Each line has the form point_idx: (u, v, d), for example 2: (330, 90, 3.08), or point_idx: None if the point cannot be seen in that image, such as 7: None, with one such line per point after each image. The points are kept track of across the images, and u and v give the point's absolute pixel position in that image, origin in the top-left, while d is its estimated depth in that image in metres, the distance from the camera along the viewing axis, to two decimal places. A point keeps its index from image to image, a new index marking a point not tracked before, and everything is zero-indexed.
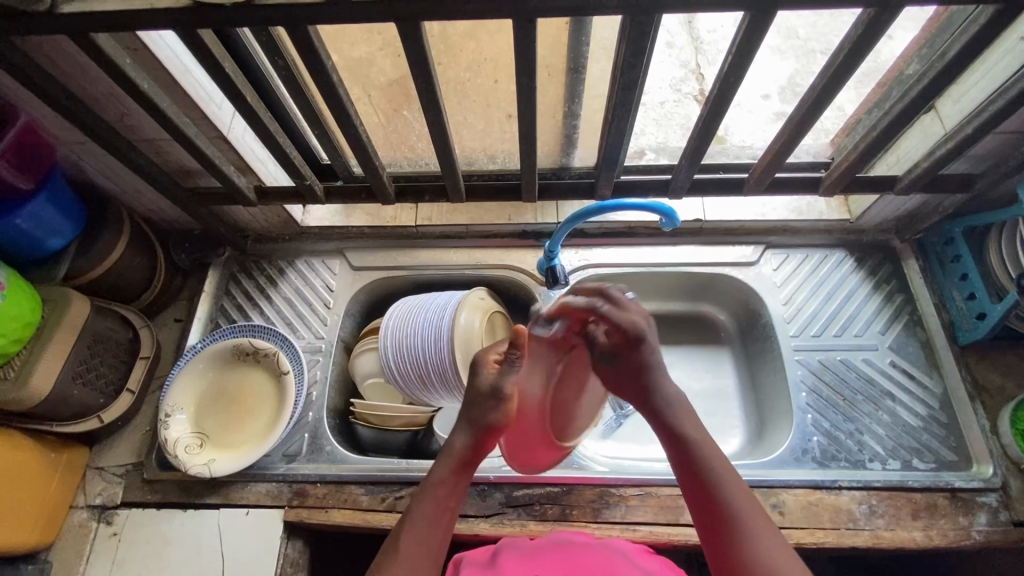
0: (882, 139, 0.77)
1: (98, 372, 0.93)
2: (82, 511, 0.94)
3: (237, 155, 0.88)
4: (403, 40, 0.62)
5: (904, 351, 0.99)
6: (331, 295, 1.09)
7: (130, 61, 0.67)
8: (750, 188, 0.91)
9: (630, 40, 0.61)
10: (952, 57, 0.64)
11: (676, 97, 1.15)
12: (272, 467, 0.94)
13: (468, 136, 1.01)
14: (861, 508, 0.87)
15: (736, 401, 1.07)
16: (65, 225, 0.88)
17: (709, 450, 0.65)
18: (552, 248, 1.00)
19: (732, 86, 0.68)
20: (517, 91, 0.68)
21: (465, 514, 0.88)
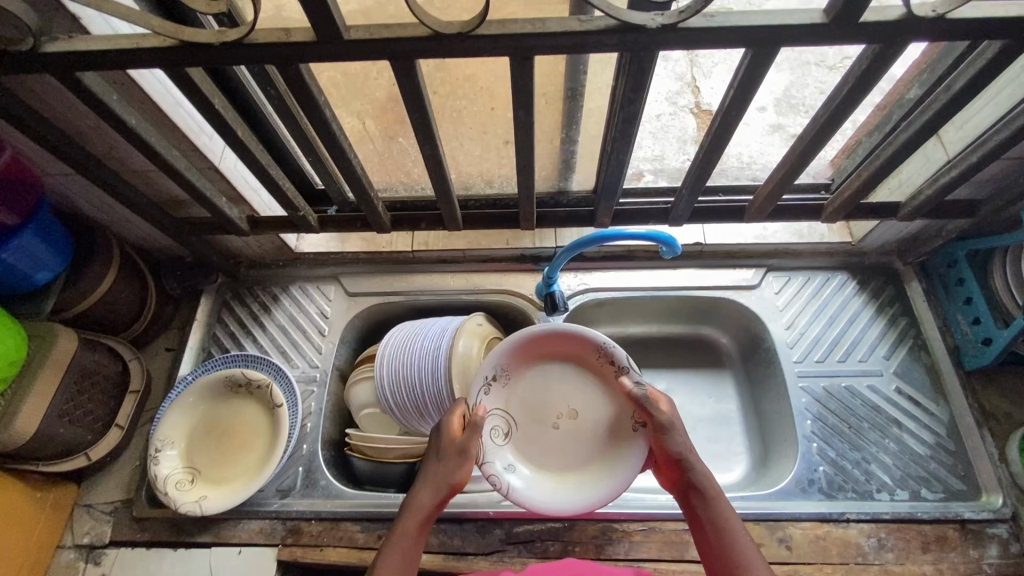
0: (886, 167, 0.76)
1: (84, 409, 0.90)
2: (70, 551, 0.91)
3: (229, 185, 0.87)
4: (398, 77, 0.60)
5: (909, 376, 0.97)
6: (326, 321, 1.07)
7: (117, 98, 0.65)
8: (751, 215, 0.90)
9: (631, 76, 0.60)
10: (957, 90, 0.63)
11: (672, 110, 1.12)
12: (266, 503, 0.91)
13: (464, 161, 1.00)
14: (871, 541, 0.85)
15: (740, 427, 1.05)
16: (54, 259, 0.85)
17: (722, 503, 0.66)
18: (552, 274, 0.98)
19: (734, 119, 0.67)
20: (515, 124, 0.67)
21: (465, 551, 0.86)
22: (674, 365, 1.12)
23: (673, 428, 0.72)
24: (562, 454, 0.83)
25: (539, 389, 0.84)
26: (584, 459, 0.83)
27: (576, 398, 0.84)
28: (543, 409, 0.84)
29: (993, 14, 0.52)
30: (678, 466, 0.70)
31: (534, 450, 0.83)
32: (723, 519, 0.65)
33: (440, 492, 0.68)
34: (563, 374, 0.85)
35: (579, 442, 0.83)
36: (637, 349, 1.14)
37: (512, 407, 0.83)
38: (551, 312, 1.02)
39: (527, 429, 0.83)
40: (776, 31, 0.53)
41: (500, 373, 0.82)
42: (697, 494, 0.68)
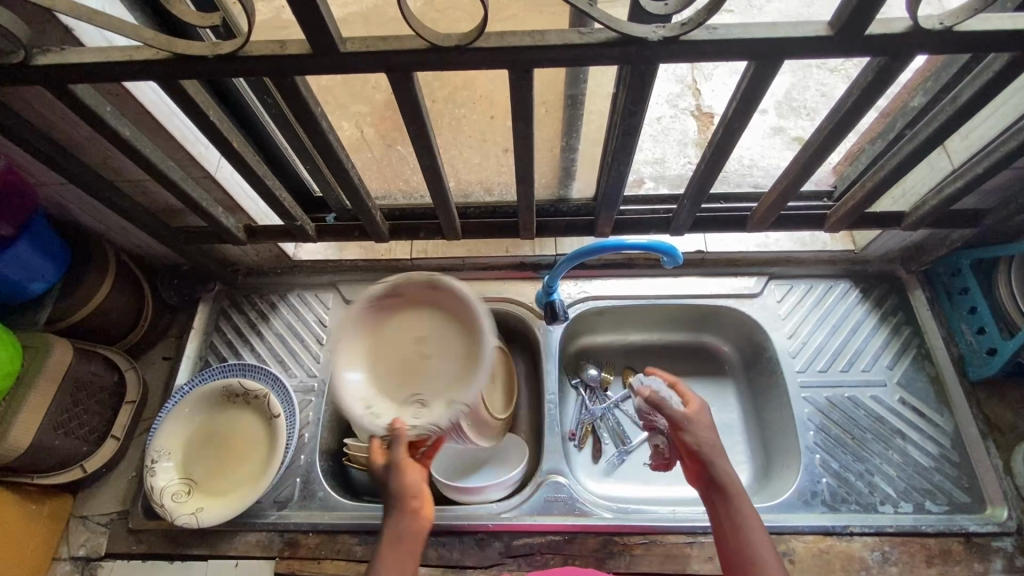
0: (890, 178, 0.75)
1: (80, 421, 0.89)
2: (65, 564, 0.90)
3: (226, 194, 0.86)
4: (395, 90, 0.60)
5: (913, 386, 0.96)
6: (324, 330, 1.06)
7: (111, 110, 0.64)
8: (754, 225, 0.89)
9: (632, 88, 0.59)
10: (964, 102, 0.62)
11: (673, 113, 1.10)
12: (264, 515, 0.91)
13: (463, 170, 0.98)
14: (874, 555, 0.84)
15: (742, 437, 1.03)
16: (49, 269, 0.85)
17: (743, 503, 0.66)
18: (552, 283, 0.97)
19: (737, 131, 0.66)
20: (514, 135, 0.66)
21: (464, 565, 0.86)
22: (675, 373, 1.11)
23: (694, 423, 0.72)
24: (460, 348, 0.76)
25: (391, 352, 0.77)
26: (447, 347, 0.76)
27: (411, 321, 0.78)
28: (408, 362, 0.76)
29: (1002, 27, 0.51)
30: (699, 463, 0.69)
31: (443, 381, 0.75)
32: (744, 520, 0.65)
33: (405, 508, 0.66)
34: (352, 362, 0.75)
35: (448, 343, 0.77)
36: (639, 358, 1.12)
37: (400, 392, 0.75)
38: (551, 322, 1.00)
39: (422, 387, 0.75)
40: (781, 44, 0.52)
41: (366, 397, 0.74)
42: (719, 493, 0.67)
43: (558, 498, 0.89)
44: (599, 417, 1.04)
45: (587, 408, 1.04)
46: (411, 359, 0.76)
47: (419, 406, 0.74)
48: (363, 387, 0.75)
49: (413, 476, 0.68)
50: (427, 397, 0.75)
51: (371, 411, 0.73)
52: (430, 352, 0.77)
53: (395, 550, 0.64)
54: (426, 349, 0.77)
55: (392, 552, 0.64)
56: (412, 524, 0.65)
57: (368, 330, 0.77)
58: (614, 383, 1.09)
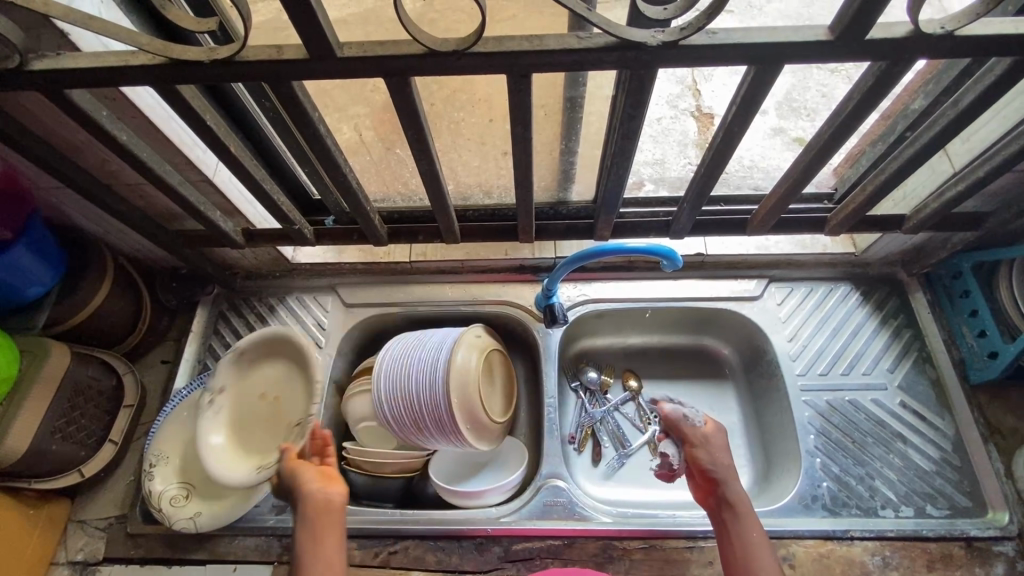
0: (891, 182, 0.75)
1: (78, 425, 0.89)
2: (63, 568, 0.90)
3: (223, 198, 0.86)
4: (393, 94, 0.59)
5: (913, 389, 0.96)
6: (323, 333, 1.05)
7: (108, 114, 0.64)
8: (754, 228, 0.89)
9: (631, 92, 0.58)
10: (965, 105, 0.62)
11: (673, 114, 1.09)
12: (262, 519, 0.90)
13: (463, 174, 0.98)
14: (875, 559, 0.84)
15: (742, 441, 1.03)
16: (46, 273, 0.85)
17: (750, 519, 0.74)
18: (551, 286, 0.97)
19: (736, 135, 0.65)
20: (512, 140, 0.66)
21: (463, 569, 0.86)
22: (675, 376, 1.10)
23: (709, 444, 0.79)
24: (295, 370, 0.96)
25: (255, 424, 0.92)
26: (261, 380, 0.96)
27: (241, 398, 0.93)
28: (252, 424, 0.92)
29: (1003, 31, 0.51)
30: (710, 481, 0.77)
31: (286, 403, 0.95)
32: (750, 534, 0.73)
33: (308, 494, 0.77)
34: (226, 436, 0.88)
35: (256, 386, 0.95)
36: (639, 360, 1.12)
37: (284, 433, 0.92)
38: (550, 325, 1.00)
39: (283, 415, 0.94)
40: (780, 48, 0.52)
41: (223, 465, 0.85)
42: (729, 509, 0.75)
43: (558, 502, 0.89)
44: (598, 420, 1.04)
45: (587, 411, 1.04)
46: (260, 415, 0.93)
47: (299, 427, 0.90)
48: (225, 452, 0.86)
49: (307, 471, 0.79)
50: (298, 419, 0.92)
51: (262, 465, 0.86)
52: (289, 396, 0.95)
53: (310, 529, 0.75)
54: (265, 405, 0.94)
55: (308, 533, 0.75)
56: (315, 504, 0.76)
57: (229, 406, 0.91)
58: (614, 386, 1.09)
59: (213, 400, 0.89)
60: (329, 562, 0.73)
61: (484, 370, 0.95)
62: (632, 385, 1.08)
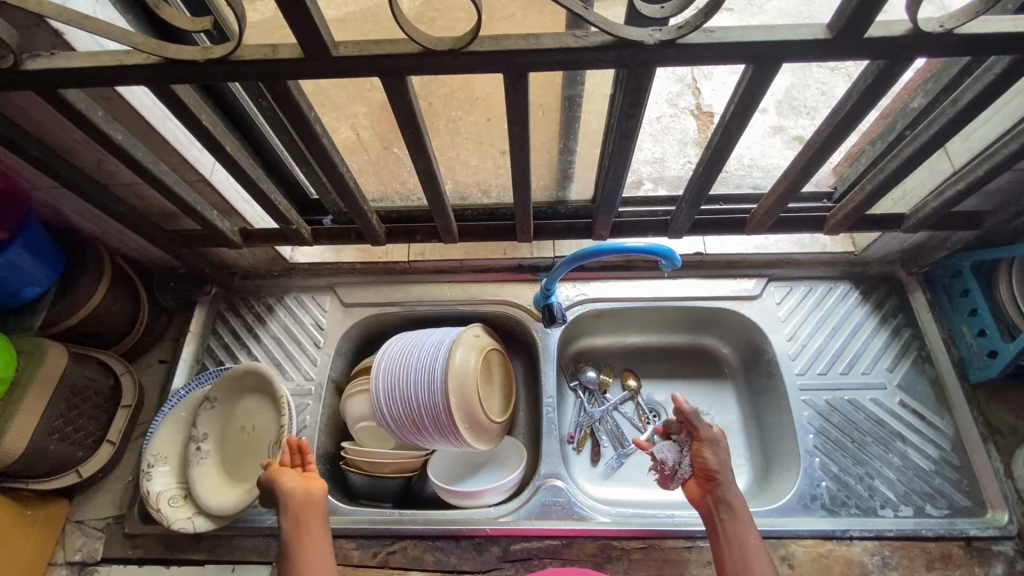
0: (890, 181, 0.74)
1: (75, 425, 0.89)
2: (61, 569, 0.90)
3: (220, 198, 0.86)
4: (390, 94, 0.59)
5: (913, 389, 0.96)
6: (321, 333, 1.05)
7: (103, 114, 0.64)
8: (752, 227, 0.88)
9: (628, 91, 0.58)
10: (965, 104, 0.61)
11: (672, 112, 1.08)
12: (260, 519, 0.90)
13: (461, 172, 0.98)
14: (874, 559, 0.83)
15: (741, 440, 1.03)
16: (43, 273, 0.84)
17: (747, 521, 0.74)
18: (549, 286, 0.97)
19: (734, 134, 0.65)
20: (509, 139, 0.65)
21: (461, 570, 0.85)
22: (675, 375, 1.10)
23: (719, 444, 0.78)
24: (258, 397, 0.95)
25: (243, 461, 0.92)
26: (235, 417, 0.95)
27: (225, 442, 0.94)
28: (242, 458, 0.92)
29: (1003, 29, 0.50)
30: (712, 481, 0.76)
31: (262, 430, 0.94)
32: (746, 536, 0.73)
33: (292, 495, 0.78)
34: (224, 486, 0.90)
35: (232, 427, 0.95)
36: (638, 360, 1.12)
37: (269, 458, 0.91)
38: (548, 325, 0.99)
39: (263, 443, 0.93)
40: (778, 46, 0.52)
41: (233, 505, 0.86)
42: (727, 510, 0.75)
43: (556, 502, 0.89)
44: (597, 420, 1.04)
45: (585, 410, 1.04)
46: (247, 447, 0.93)
47: (275, 445, 0.89)
48: (225, 497, 0.88)
49: (289, 474, 0.80)
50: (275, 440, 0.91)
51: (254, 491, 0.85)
52: (265, 424, 0.94)
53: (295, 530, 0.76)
54: (249, 438, 0.94)
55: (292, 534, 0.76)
56: (300, 504, 0.78)
57: (212, 450, 0.92)
58: (613, 385, 1.09)
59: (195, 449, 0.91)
60: (315, 557, 0.74)
61: (484, 370, 0.95)
62: (632, 385, 1.08)
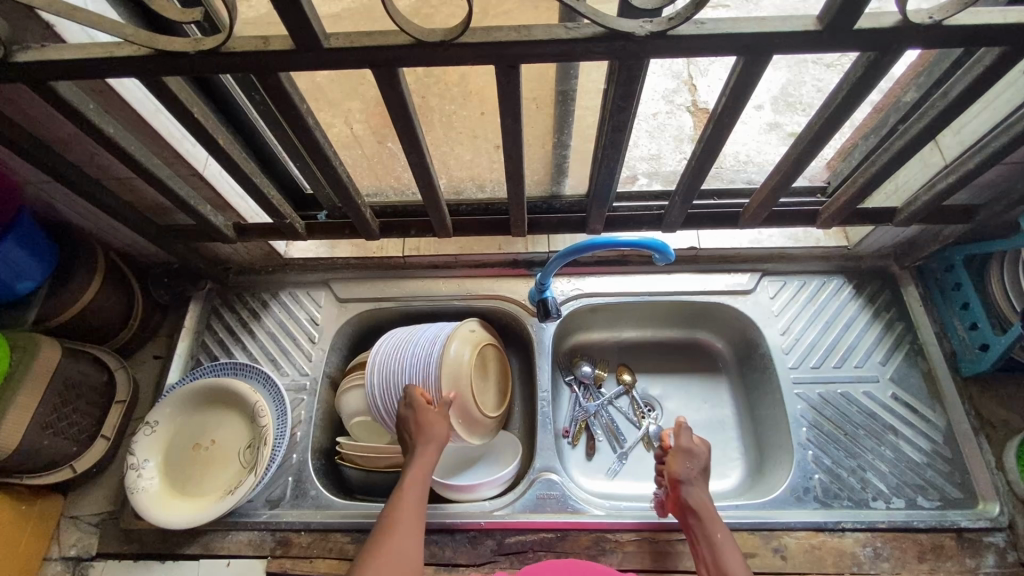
0: (883, 173, 0.75)
1: (70, 421, 0.89)
2: (56, 564, 0.90)
3: (213, 191, 0.85)
4: (381, 86, 0.59)
5: (905, 382, 0.96)
6: (316, 328, 1.05)
7: (94, 107, 0.63)
8: (746, 222, 0.89)
9: (621, 83, 0.58)
10: (954, 97, 0.62)
11: (669, 108, 1.09)
12: (255, 514, 0.90)
13: (455, 167, 0.97)
14: (866, 550, 0.84)
15: (735, 433, 1.04)
16: (36, 268, 0.84)
17: (713, 526, 0.75)
18: (544, 281, 0.97)
19: (727, 127, 0.65)
20: (503, 131, 0.65)
21: (456, 563, 0.86)
22: (669, 370, 1.10)
23: (688, 454, 0.80)
24: (214, 408, 0.96)
25: (196, 477, 0.91)
26: (185, 435, 0.94)
27: (172, 462, 0.91)
28: (199, 473, 0.91)
29: (993, 21, 0.51)
30: (676, 490, 0.79)
31: (219, 441, 0.94)
32: (714, 536, 0.74)
33: (434, 446, 0.81)
34: (181, 503, 0.88)
35: (181, 445, 0.93)
36: (633, 355, 1.12)
37: (231, 467, 0.91)
38: (543, 319, 1.02)
39: (222, 453, 0.93)
40: (769, 38, 0.52)
41: (204, 514, 0.85)
42: (693, 515, 0.77)
43: (551, 495, 0.89)
44: (593, 414, 1.04)
45: (580, 404, 1.05)
46: (203, 461, 0.92)
47: (249, 449, 0.91)
48: (187, 514, 0.86)
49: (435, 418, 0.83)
50: (241, 447, 0.92)
51: (232, 494, 0.86)
52: (224, 433, 0.94)
53: (419, 477, 0.79)
54: (204, 452, 0.93)
55: (415, 480, 0.79)
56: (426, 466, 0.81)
57: (165, 470, 0.90)
58: (608, 380, 1.09)
59: (144, 472, 0.88)
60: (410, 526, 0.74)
61: (481, 366, 0.95)
62: (626, 379, 1.08)
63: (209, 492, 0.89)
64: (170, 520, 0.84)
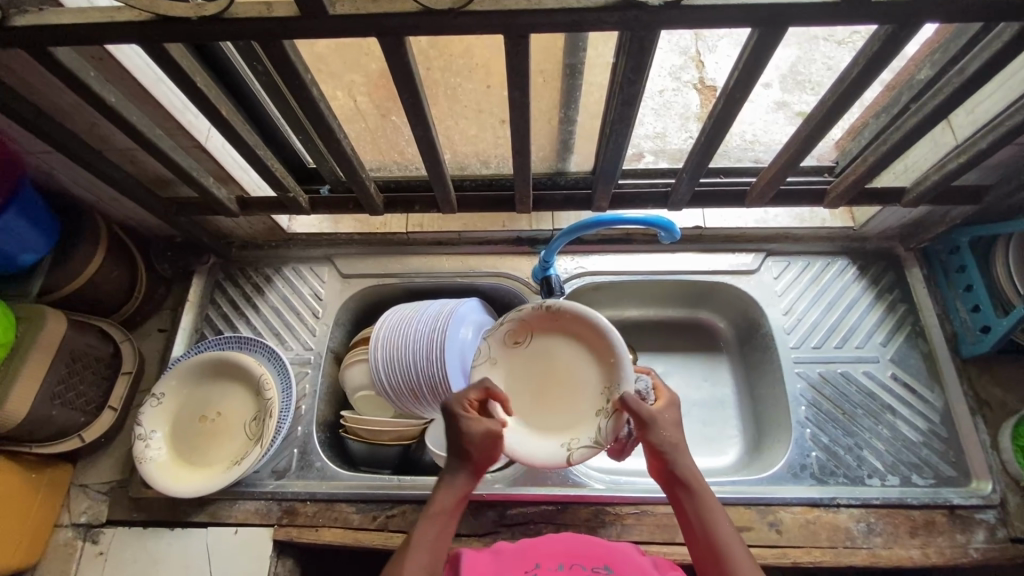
0: (893, 153, 0.74)
1: (76, 391, 0.90)
2: (67, 530, 0.92)
3: (216, 164, 0.85)
4: (387, 54, 0.58)
5: (905, 363, 0.97)
6: (320, 303, 1.05)
7: (95, 75, 0.62)
8: (753, 201, 0.89)
9: (631, 55, 0.57)
10: (971, 73, 0.61)
11: (675, 85, 1.02)
12: (261, 484, 0.92)
13: (460, 142, 0.96)
14: (859, 526, 0.86)
15: (734, 412, 1.05)
16: (40, 239, 0.84)
17: (701, 493, 0.68)
18: (547, 258, 0.96)
19: (738, 102, 0.64)
20: (510, 104, 0.64)
21: (459, 533, 0.87)
22: (670, 349, 1.12)
23: (658, 423, 0.70)
24: (220, 383, 0.96)
25: (201, 450, 0.92)
26: (188, 408, 0.95)
27: (176, 435, 0.92)
28: (204, 446, 0.92)
29: None
30: (660, 462, 0.70)
31: (224, 414, 0.95)
32: (705, 508, 0.67)
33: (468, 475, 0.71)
34: (188, 474, 0.89)
35: (186, 419, 0.94)
36: (634, 333, 1.13)
37: (237, 439, 0.93)
38: (546, 296, 1.01)
39: (225, 426, 0.94)
40: (785, 10, 0.51)
41: (210, 485, 0.86)
42: (682, 487, 0.68)
43: (551, 469, 0.91)
44: None
45: None
46: (207, 435, 0.93)
47: (255, 422, 0.92)
48: (194, 484, 0.87)
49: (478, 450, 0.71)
50: (246, 420, 0.94)
51: (238, 466, 0.87)
52: (229, 407, 0.95)
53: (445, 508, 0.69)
54: (209, 426, 0.94)
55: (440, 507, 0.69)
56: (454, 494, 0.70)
57: (170, 442, 0.92)
58: None
59: (149, 444, 0.90)
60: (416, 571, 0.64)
61: (558, 367, 0.81)
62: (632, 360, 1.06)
63: (214, 465, 0.90)
64: (177, 492, 0.86)
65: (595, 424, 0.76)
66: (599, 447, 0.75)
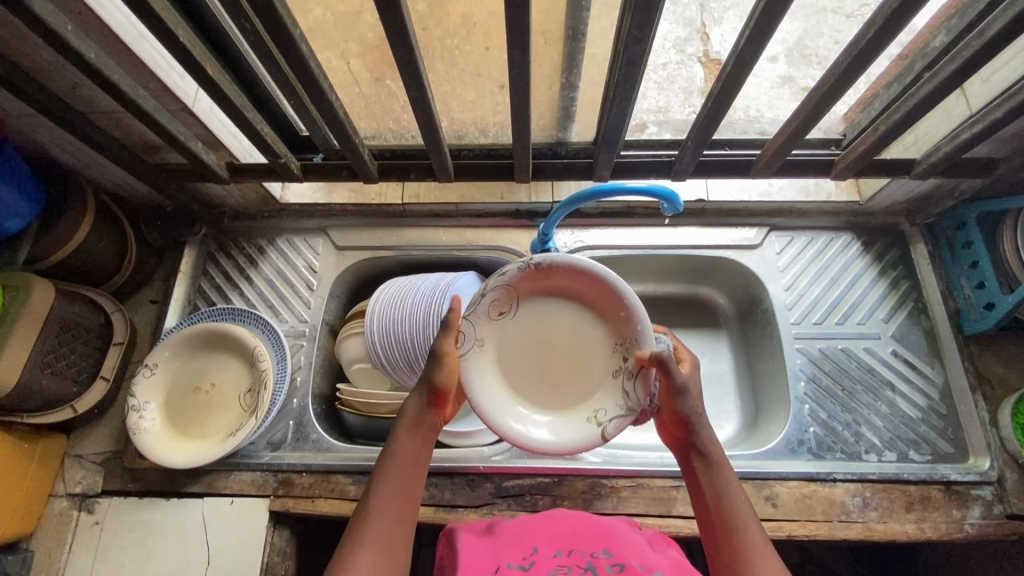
0: (905, 122, 0.71)
1: (68, 361, 0.88)
2: (62, 500, 0.92)
3: (204, 129, 0.82)
4: (379, 7, 0.55)
5: (906, 339, 0.96)
6: (314, 276, 1.04)
7: (74, 29, 0.59)
8: (759, 171, 0.86)
9: (638, 11, 0.54)
10: (991, 36, 0.58)
11: (680, 58, 0.98)
12: (257, 455, 0.92)
13: (457, 109, 0.92)
14: (856, 500, 0.86)
15: (732, 387, 1.05)
16: (23, 206, 0.81)
17: (719, 465, 0.65)
18: (547, 231, 0.94)
19: (749, 62, 0.61)
20: (509, 64, 0.61)
21: (456, 504, 0.87)
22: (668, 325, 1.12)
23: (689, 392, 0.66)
24: (213, 355, 0.95)
25: (195, 421, 0.91)
26: (182, 379, 0.94)
27: (169, 406, 0.91)
28: (199, 418, 0.91)
29: None
30: (683, 429, 0.67)
31: (218, 386, 0.94)
32: (722, 481, 0.63)
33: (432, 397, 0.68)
34: (183, 444, 0.88)
35: (179, 390, 0.93)
36: None
37: (232, 410, 0.92)
38: None
39: (219, 397, 0.93)
40: None
41: (206, 455, 0.86)
42: (700, 456, 0.65)
43: None
44: None
45: None
46: (202, 407, 0.92)
47: (250, 394, 0.92)
48: (189, 454, 0.87)
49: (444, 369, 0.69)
50: (240, 393, 0.93)
51: (233, 437, 0.87)
52: (223, 379, 0.94)
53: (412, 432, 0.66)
54: (203, 398, 0.93)
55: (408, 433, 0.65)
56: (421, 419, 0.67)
57: (165, 414, 0.91)
58: None
59: (142, 415, 0.89)
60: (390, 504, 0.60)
61: (558, 333, 0.76)
62: None
63: (210, 436, 0.90)
64: (172, 462, 0.85)
65: (621, 390, 0.73)
66: (633, 413, 0.71)
